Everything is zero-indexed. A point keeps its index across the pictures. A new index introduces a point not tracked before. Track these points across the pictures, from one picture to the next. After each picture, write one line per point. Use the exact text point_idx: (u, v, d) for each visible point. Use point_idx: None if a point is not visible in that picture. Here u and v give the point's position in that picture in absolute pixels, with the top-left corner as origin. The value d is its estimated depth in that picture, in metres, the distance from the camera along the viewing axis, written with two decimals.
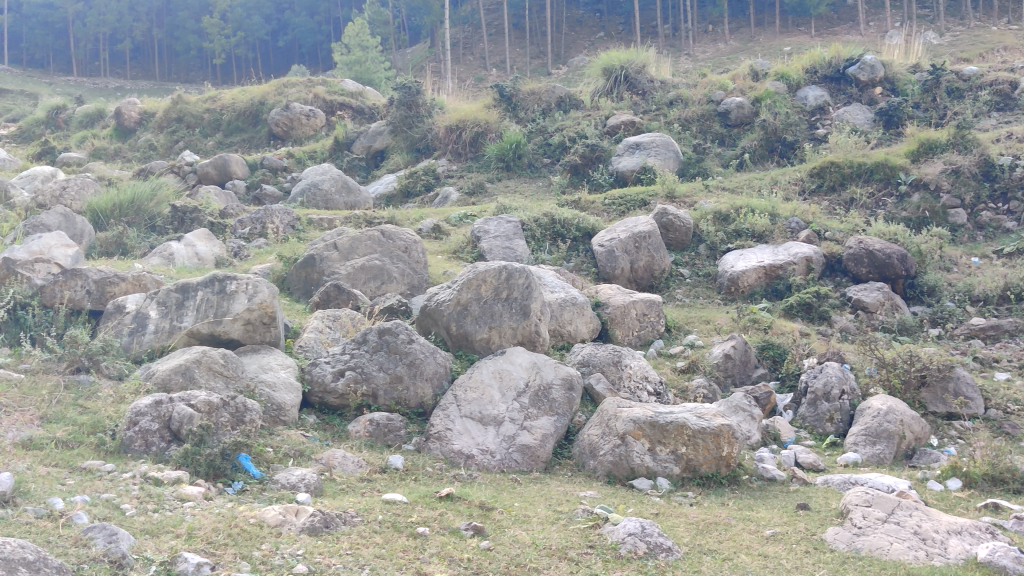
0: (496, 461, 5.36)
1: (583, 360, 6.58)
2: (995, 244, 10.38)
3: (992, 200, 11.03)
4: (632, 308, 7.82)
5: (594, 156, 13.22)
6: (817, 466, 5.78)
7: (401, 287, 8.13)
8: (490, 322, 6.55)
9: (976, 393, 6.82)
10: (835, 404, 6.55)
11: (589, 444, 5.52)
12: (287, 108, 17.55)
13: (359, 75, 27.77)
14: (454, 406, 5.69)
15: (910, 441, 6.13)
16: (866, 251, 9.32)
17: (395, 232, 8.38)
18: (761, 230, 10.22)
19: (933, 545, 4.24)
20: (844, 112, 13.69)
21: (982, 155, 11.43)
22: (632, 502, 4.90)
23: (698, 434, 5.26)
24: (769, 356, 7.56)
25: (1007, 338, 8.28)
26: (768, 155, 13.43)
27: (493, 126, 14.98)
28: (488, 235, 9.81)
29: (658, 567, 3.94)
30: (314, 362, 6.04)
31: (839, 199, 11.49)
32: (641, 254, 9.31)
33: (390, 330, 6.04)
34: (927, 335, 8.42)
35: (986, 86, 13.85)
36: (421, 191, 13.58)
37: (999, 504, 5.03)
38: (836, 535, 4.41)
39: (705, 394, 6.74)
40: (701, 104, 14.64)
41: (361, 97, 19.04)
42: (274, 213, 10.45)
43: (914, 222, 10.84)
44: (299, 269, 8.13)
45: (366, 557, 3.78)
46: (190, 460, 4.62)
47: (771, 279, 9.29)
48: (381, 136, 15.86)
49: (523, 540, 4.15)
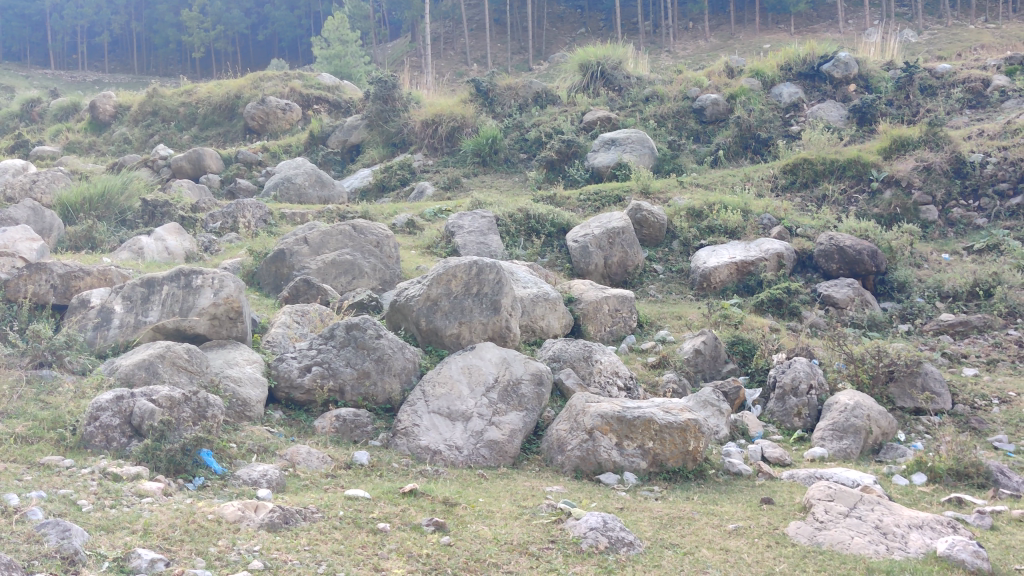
0: (463, 456, 5.34)
1: (553, 355, 6.56)
2: (965, 241, 10.45)
3: (963, 197, 11.12)
4: (604, 304, 7.82)
5: (570, 152, 13.16)
6: (783, 460, 5.80)
7: (373, 282, 8.08)
8: (460, 317, 6.52)
9: (943, 389, 6.88)
10: (803, 399, 6.56)
11: (557, 439, 5.50)
12: (263, 101, 17.43)
13: (338, 69, 27.81)
14: (421, 401, 5.67)
15: (877, 436, 6.17)
16: (837, 247, 9.37)
17: (367, 227, 8.30)
18: (734, 226, 10.26)
19: (894, 539, 4.27)
20: (819, 109, 13.81)
21: (953, 151, 11.49)
22: (598, 496, 4.90)
23: (665, 429, 5.27)
24: (738, 352, 7.59)
25: (975, 334, 8.35)
26: (742, 152, 13.50)
27: (469, 121, 14.99)
28: (462, 230, 9.75)
29: (618, 562, 3.94)
30: (280, 358, 5.99)
31: (812, 196, 11.58)
32: (614, 250, 9.30)
33: (357, 325, 5.99)
34: (896, 331, 8.49)
35: (959, 84, 13.89)
36: (396, 186, 13.57)
37: (962, 498, 5.07)
38: (797, 529, 4.41)
39: (674, 389, 6.76)
40: (676, 101, 14.67)
41: (337, 91, 18.92)
42: (246, 207, 10.37)
43: (885, 219, 10.95)
44: (269, 264, 8.10)
45: (324, 553, 3.76)
46: (150, 456, 4.60)
47: (743, 275, 9.32)
48: (357, 130, 15.79)
49: (485, 535, 4.15)
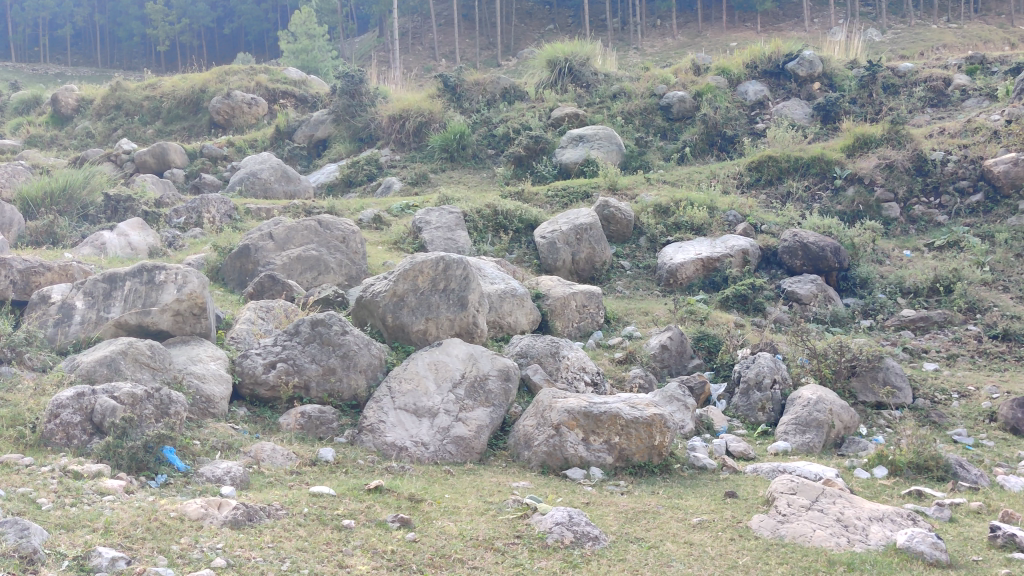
0: (429, 453, 5.33)
1: (521, 351, 6.56)
2: (926, 238, 10.61)
3: (924, 194, 11.27)
4: (571, 300, 7.84)
5: (537, 148, 13.18)
6: (748, 455, 5.85)
7: (339, 278, 8.02)
8: (427, 313, 6.50)
9: (903, 384, 6.98)
10: (766, 393, 6.63)
11: (524, 434, 5.50)
12: (228, 96, 17.26)
13: (305, 64, 27.61)
14: (387, 397, 5.65)
15: (839, 430, 6.25)
16: (801, 244, 9.46)
17: (333, 222, 8.25)
18: (700, 223, 10.33)
19: (855, 531, 4.32)
20: (784, 107, 13.96)
21: (915, 150, 11.64)
22: (564, 492, 4.91)
23: (631, 424, 5.30)
24: (704, 347, 7.65)
25: (936, 330, 8.47)
26: (708, 149, 13.59)
27: (437, 116, 14.91)
28: (430, 226, 9.71)
29: (584, 556, 3.96)
30: (244, 354, 5.94)
31: (776, 193, 11.70)
32: (582, 246, 9.33)
33: (323, 321, 5.96)
34: (858, 326, 8.60)
35: (921, 83, 14.06)
36: (363, 181, 13.54)
37: (922, 491, 5.14)
38: (760, 522, 4.46)
39: (641, 384, 6.79)
40: (643, 98, 14.73)
41: (304, 86, 18.77)
42: (211, 203, 10.26)
43: (848, 216, 11.12)
44: (233, 259, 8.03)
45: (288, 550, 3.75)
46: (112, 453, 4.54)
47: (708, 271, 9.41)
48: (323, 125, 15.71)
49: (450, 531, 4.15)
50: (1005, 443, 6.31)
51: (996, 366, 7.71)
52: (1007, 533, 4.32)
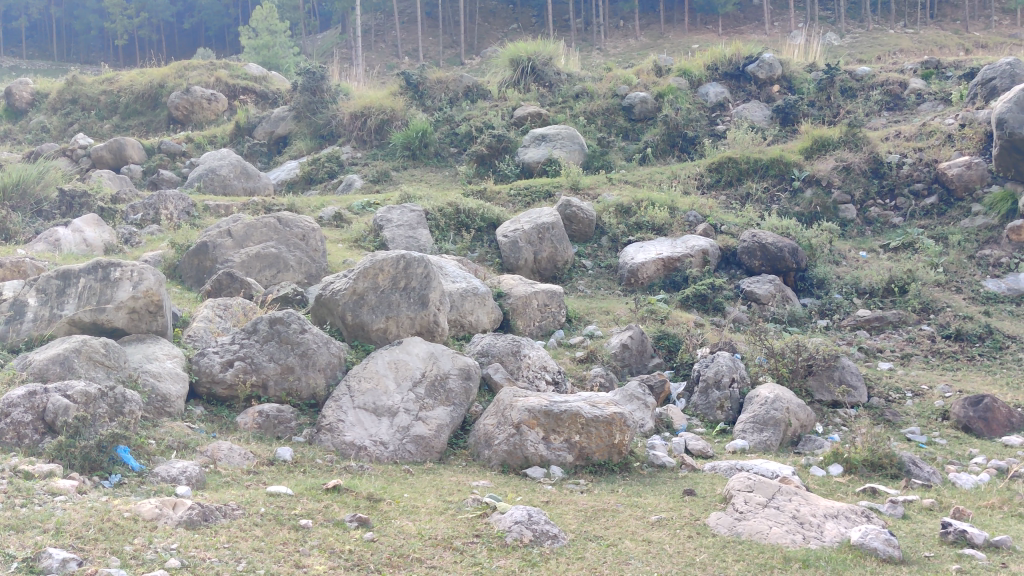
0: (388, 452, 5.30)
1: (481, 350, 6.55)
2: (881, 239, 10.78)
3: (880, 197, 11.46)
4: (533, 299, 7.85)
5: (500, 147, 13.19)
6: (706, 453, 5.90)
7: (298, 277, 7.97)
8: (387, 311, 6.45)
9: (859, 383, 7.09)
10: (725, 392, 6.70)
11: (484, 433, 5.49)
12: (187, 91, 17.04)
13: (267, 60, 27.39)
14: (346, 396, 5.61)
15: (796, 428, 6.32)
16: (759, 244, 9.56)
17: (292, 220, 8.18)
18: (660, 223, 10.40)
19: (810, 528, 4.37)
20: (744, 109, 14.09)
21: (872, 152, 11.82)
22: (524, 490, 4.92)
23: (591, 422, 5.32)
24: (664, 346, 7.70)
25: (890, 330, 8.60)
26: (669, 150, 13.68)
27: (399, 114, 14.83)
28: (391, 224, 9.67)
29: (542, 555, 3.97)
30: (202, 352, 5.87)
31: (736, 194, 11.81)
32: (544, 245, 9.34)
33: (281, 320, 5.90)
34: (815, 326, 8.71)
35: (878, 86, 14.26)
36: (324, 178, 13.48)
37: (876, 488, 5.22)
38: (718, 519, 4.50)
39: (601, 383, 6.81)
40: (605, 98, 14.79)
41: (265, 82, 18.58)
42: (168, 199, 10.12)
43: (806, 217, 11.26)
44: (191, 257, 7.94)
45: (244, 550, 3.71)
46: (64, 453, 4.46)
47: (669, 271, 9.49)
48: (284, 121, 15.57)
49: (409, 531, 4.13)
50: (957, 441, 6.43)
51: (949, 365, 7.86)
52: (958, 529, 4.40)
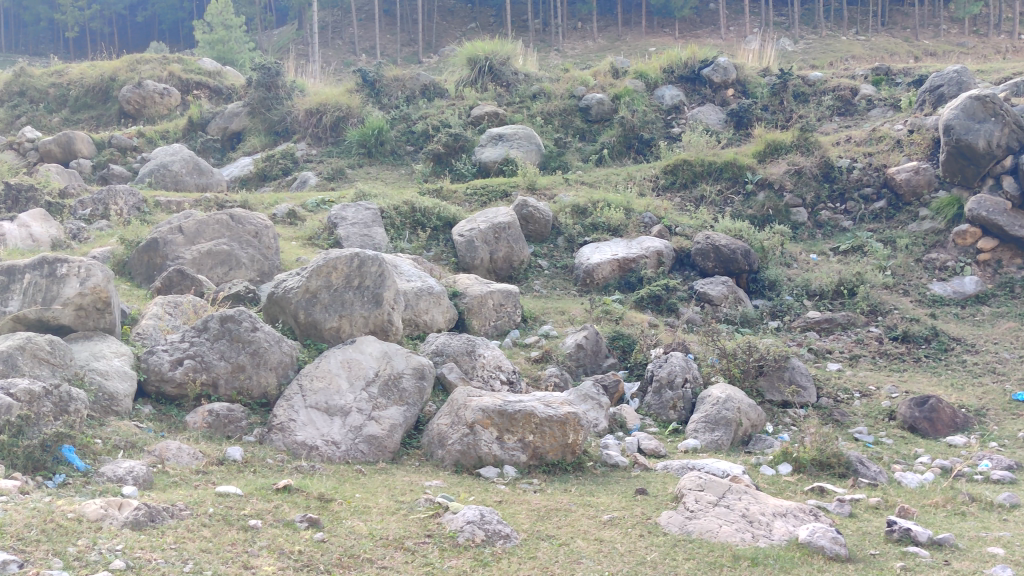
0: (340, 452, 5.26)
1: (436, 349, 6.53)
2: (832, 242, 10.97)
3: (831, 200, 11.65)
4: (488, 299, 7.85)
5: (457, 146, 13.19)
6: (658, 452, 5.94)
7: (250, 274, 7.86)
8: (341, 310, 6.40)
9: (808, 383, 7.19)
10: (678, 392, 6.76)
11: (437, 433, 5.48)
12: (139, 85, 16.77)
13: (221, 55, 27.05)
14: (298, 395, 5.56)
15: (746, 428, 6.40)
16: (713, 246, 9.66)
17: (245, 216, 8.08)
18: (616, 224, 10.46)
19: (759, 527, 4.42)
20: (699, 113, 14.25)
21: (823, 156, 12.02)
22: (476, 490, 4.91)
23: (545, 422, 5.33)
24: (618, 346, 7.75)
25: (839, 331, 8.74)
26: (626, 151, 13.77)
27: (354, 111, 14.74)
28: (346, 222, 9.61)
29: (494, 554, 3.97)
30: (150, 350, 5.78)
31: (690, 196, 11.92)
32: (500, 245, 9.34)
33: (232, 318, 5.83)
34: (766, 327, 8.81)
35: (830, 91, 14.49)
36: (278, 175, 13.38)
37: (824, 487, 5.29)
38: (669, 518, 4.54)
39: (556, 382, 6.84)
40: (562, 99, 14.84)
41: (219, 76, 18.33)
42: (118, 194, 9.95)
43: (758, 220, 11.40)
44: (141, 253, 7.82)
45: (191, 551, 3.65)
46: (6, 453, 4.36)
47: (624, 272, 9.55)
48: (238, 117, 15.40)
49: (360, 531, 4.11)
50: (903, 441, 6.55)
51: (896, 366, 8.01)
52: (903, 527, 4.48)
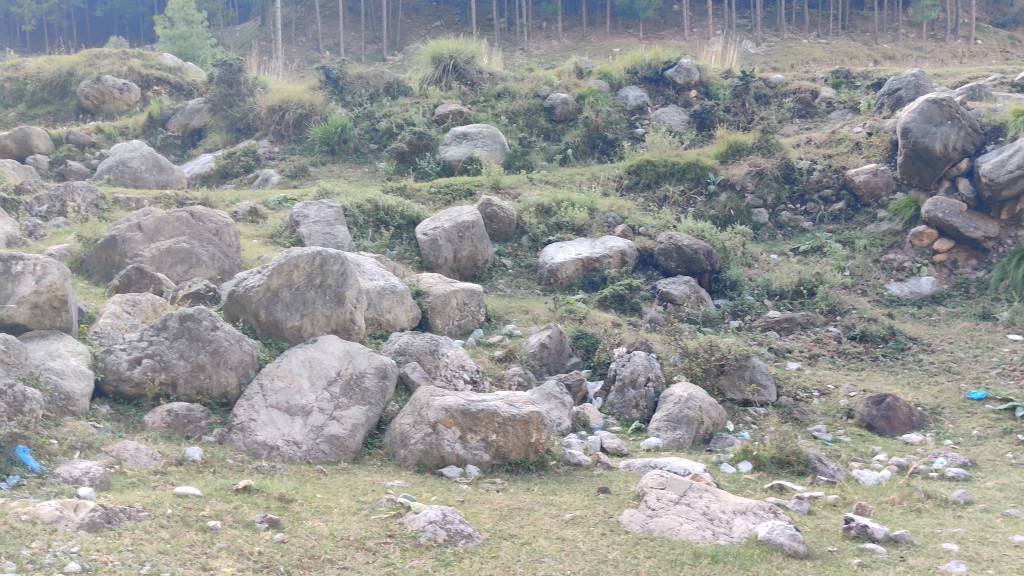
0: (301, 452, 5.22)
1: (399, 349, 6.51)
2: (792, 242, 11.10)
3: (791, 201, 11.79)
4: (452, 298, 7.84)
5: (421, 144, 13.16)
6: (621, 451, 5.97)
7: (211, 272, 7.77)
8: (302, 309, 6.35)
9: (768, 381, 7.26)
10: (640, 390, 6.80)
11: (400, 433, 5.46)
12: (98, 80, 16.51)
13: (183, 50, 26.75)
14: (259, 395, 5.50)
15: (708, 426, 6.45)
16: (675, 246, 9.74)
17: (206, 214, 8.00)
18: (580, 223, 10.50)
19: (719, 524, 4.46)
20: (662, 113, 14.34)
21: (784, 158, 12.15)
22: (439, 490, 4.90)
23: (508, 421, 5.33)
24: (582, 346, 7.78)
25: (799, 330, 8.84)
26: (590, 152, 13.83)
27: (317, 109, 14.64)
28: (308, 220, 9.55)
29: (456, 554, 3.96)
30: (108, 349, 5.70)
31: (654, 196, 12.00)
32: (464, 244, 9.33)
33: (192, 317, 5.77)
34: (728, 327, 8.88)
35: (791, 94, 14.65)
36: (240, 173, 13.26)
37: (783, 485, 5.35)
38: (630, 516, 4.56)
39: (519, 381, 6.85)
40: (527, 98, 14.86)
41: (180, 72, 18.12)
42: (76, 191, 9.79)
43: (720, 220, 11.51)
44: (99, 251, 7.71)
45: (149, 553, 3.61)
46: None
47: (588, 271, 9.59)
48: (199, 114, 15.23)
49: (321, 531, 4.08)
50: (861, 439, 6.65)
51: (854, 365, 8.13)
52: (860, 524, 4.55)
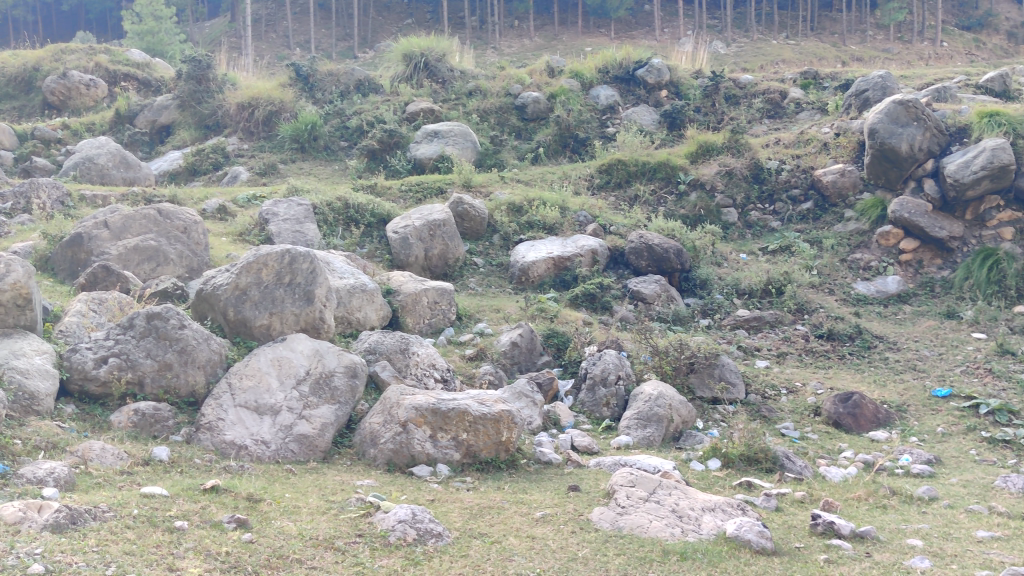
0: (270, 452, 5.19)
1: (369, 347, 6.49)
2: (761, 242, 11.19)
3: (760, 201, 11.88)
4: (423, 296, 7.83)
5: (391, 142, 13.11)
6: (591, 449, 5.99)
7: (178, 270, 7.70)
8: (271, 307, 6.31)
9: (737, 379, 7.32)
10: (611, 389, 6.83)
11: (370, 432, 5.44)
12: (64, 75, 16.26)
13: (151, 46, 26.48)
14: (227, 394, 5.46)
15: (678, 424, 6.49)
16: (646, 245, 9.77)
17: (173, 211, 7.93)
18: (551, 222, 10.51)
19: (688, 521, 4.50)
20: (633, 113, 14.40)
21: (753, 158, 12.25)
22: (409, 489, 4.89)
23: (479, 420, 5.33)
24: (553, 344, 7.80)
25: (767, 329, 8.91)
26: (561, 151, 13.85)
27: (287, 106, 14.53)
28: (277, 218, 9.48)
29: (425, 553, 3.96)
30: (73, 348, 5.63)
31: (624, 195, 12.04)
32: (435, 242, 9.30)
33: (159, 315, 5.72)
34: (698, 325, 8.93)
35: (760, 94, 14.75)
36: (208, 170, 13.15)
37: (752, 482, 5.40)
38: (600, 514, 4.58)
39: (490, 380, 6.85)
40: (498, 97, 14.86)
41: (148, 68, 17.92)
42: (41, 187, 9.66)
43: (690, 219, 11.57)
44: (64, 249, 7.61)
45: (114, 554, 3.57)
46: None
47: (559, 270, 9.61)
48: (167, 110, 15.07)
49: (289, 531, 4.06)
50: (828, 436, 6.72)
51: (822, 363, 8.21)
52: (827, 521, 4.60)
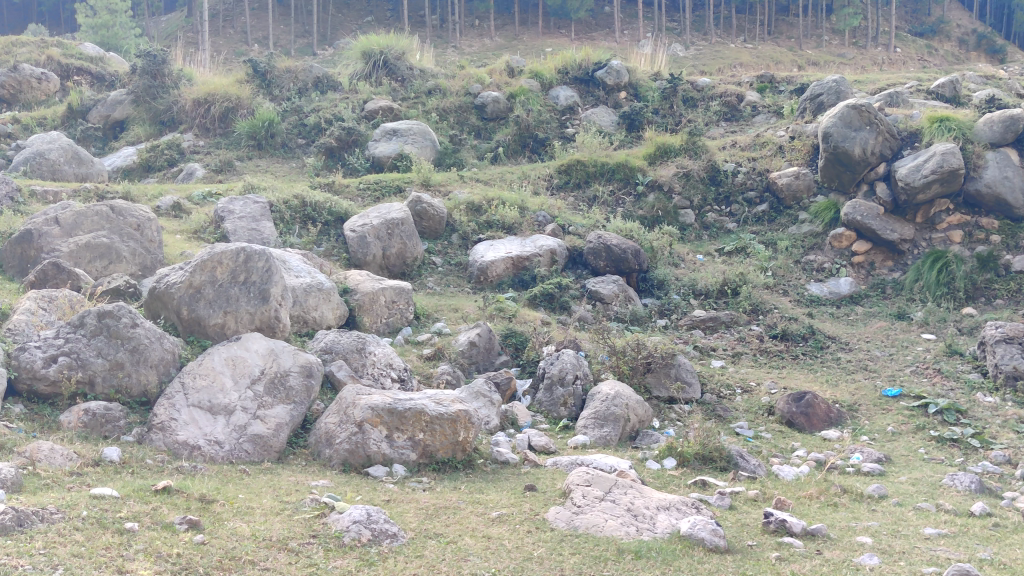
0: (223, 452, 5.14)
1: (325, 347, 6.45)
2: (717, 243, 11.31)
3: (717, 203, 12.01)
4: (380, 296, 7.80)
5: (350, 140, 13.07)
6: (548, 449, 6.00)
7: (131, 268, 7.58)
8: (225, 306, 6.24)
9: (693, 379, 7.39)
10: (569, 388, 6.86)
11: (325, 433, 5.41)
12: (14, 69, 15.91)
13: (105, 41, 26.08)
14: (180, 394, 5.40)
15: (634, 424, 6.53)
16: (604, 246, 9.83)
17: (127, 209, 7.80)
18: (510, 222, 10.53)
19: (643, 520, 4.53)
20: (592, 114, 14.47)
21: (710, 160, 12.37)
22: (364, 489, 4.87)
23: (435, 420, 5.33)
24: (511, 344, 7.82)
25: (723, 329, 9.01)
26: (520, 150, 13.86)
27: (244, 102, 14.38)
28: (233, 216, 9.39)
29: (380, 554, 3.94)
30: (22, 346, 5.53)
31: (583, 196, 12.10)
32: (393, 241, 9.27)
33: (111, 313, 5.64)
34: (655, 325, 9.01)
35: (718, 97, 14.88)
36: (163, 166, 12.97)
37: (706, 480, 5.46)
38: (556, 514, 4.60)
39: (447, 380, 6.84)
40: (458, 96, 14.84)
41: (102, 62, 17.64)
42: None
43: (648, 220, 11.66)
44: (13, 245, 7.46)
45: (61, 557, 3.52)
46: None
47: (518, 269, 9.63)
48: (121, 105, 14.84)
49: (242, 532, 4.02)
50: (781, 435, 6.81)
51: (776, 364, 8.32)
52: (779, 519, 4.65)
